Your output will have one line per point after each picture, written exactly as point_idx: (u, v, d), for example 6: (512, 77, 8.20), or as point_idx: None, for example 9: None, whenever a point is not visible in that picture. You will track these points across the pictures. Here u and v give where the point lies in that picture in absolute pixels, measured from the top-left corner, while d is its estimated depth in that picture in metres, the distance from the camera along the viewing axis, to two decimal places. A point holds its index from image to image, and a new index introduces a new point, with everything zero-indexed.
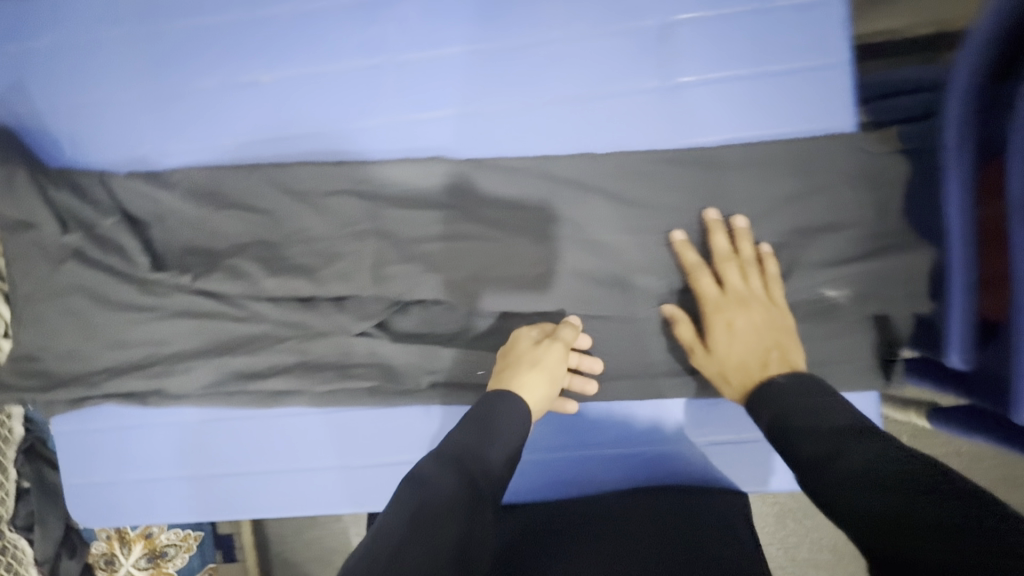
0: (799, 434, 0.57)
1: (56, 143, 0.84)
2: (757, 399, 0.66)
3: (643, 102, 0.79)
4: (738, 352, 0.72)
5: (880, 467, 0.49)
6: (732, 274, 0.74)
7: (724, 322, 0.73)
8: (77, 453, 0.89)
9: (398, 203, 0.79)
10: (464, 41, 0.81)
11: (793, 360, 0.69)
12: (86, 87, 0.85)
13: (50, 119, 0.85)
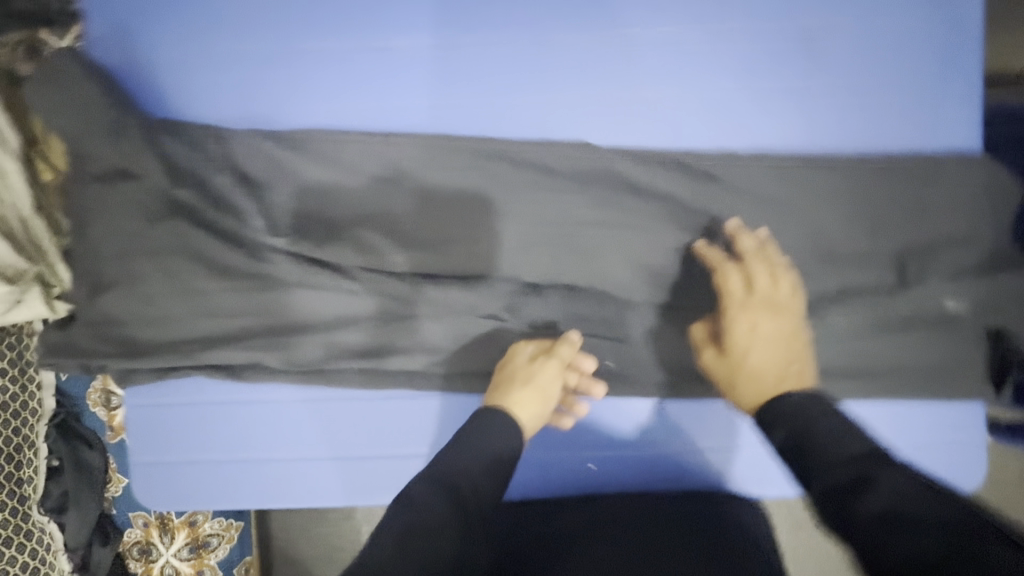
0: (816, 460, 0.60)
1: (161, 90, 0.78)
2: (773, 413, 0.67)
3: (785, 102, 0.78)
4: (759, 354, 0.75)
5: (909, 507, 0.54)
6: (760, 278, 0.77)
7: (745, 322, 0.77)
8: (147, 430, 0.82)
9: (535, 185, 0.77)
10: (611, 25, 0.79)
11: (799, 375, 0.74)
12: (195, 31, 0.78)
13: (152, 65, 0.77)
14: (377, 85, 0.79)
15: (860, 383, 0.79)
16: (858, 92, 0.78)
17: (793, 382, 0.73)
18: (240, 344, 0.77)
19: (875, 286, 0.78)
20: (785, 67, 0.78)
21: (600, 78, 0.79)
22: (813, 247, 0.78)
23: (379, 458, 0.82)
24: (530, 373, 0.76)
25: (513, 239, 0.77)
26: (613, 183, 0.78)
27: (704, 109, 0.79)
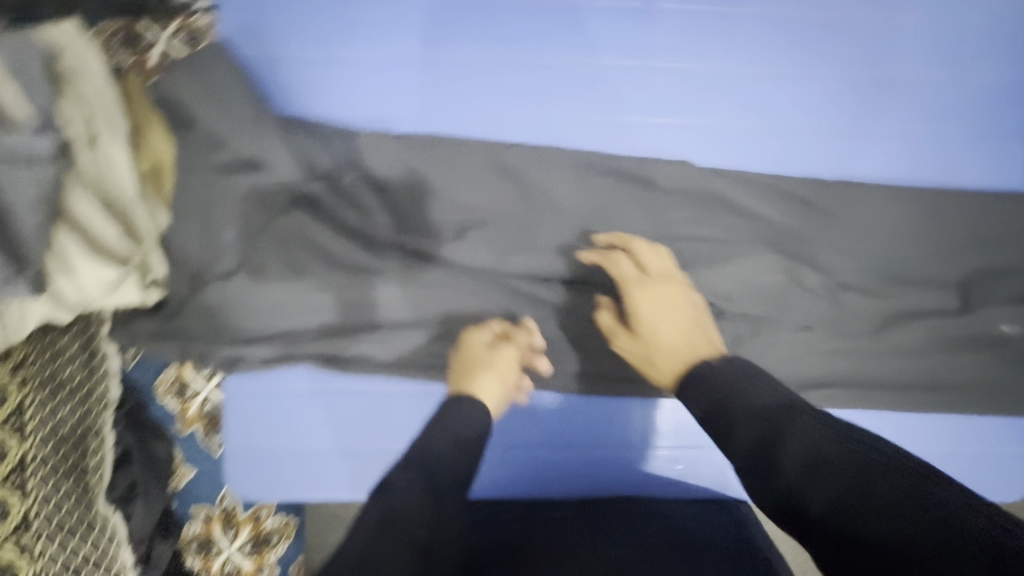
0: (738, 418, 0.70)
1: (288, 90, 0.82)
2: (688, 385, 0.78)
3: (864, 137, 0.86)
4: (670, 337, 0.81)
5: (822, 452, 0.63)
6: (651, 262, 0.83)
7: (648, 304, 0.82)
8: (251, 419, 0.83)
9: (637, 198, 0.83)
10: (712, 57, 0.86)
11: (711, 342, 0.80)
12: (325, 38, 0.83)
13: (284, 64, 0.82)
14: (496, 97, 0.84)
15: (924, 398, 0.85)
16: (933, 133, 0.86)
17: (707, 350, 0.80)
18: (351, 335, 0.81)
19: (939, 309, 0.85)
20: (865, 105, 0.86)
21: (700, 104, 0.86)
22: (888, 270, 0.85)
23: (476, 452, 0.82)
24: (477, 358, 0.81)
25: (615, 244, 0.83)
26: (712, 201, 0.83)
27: (796, 139, 0.86)
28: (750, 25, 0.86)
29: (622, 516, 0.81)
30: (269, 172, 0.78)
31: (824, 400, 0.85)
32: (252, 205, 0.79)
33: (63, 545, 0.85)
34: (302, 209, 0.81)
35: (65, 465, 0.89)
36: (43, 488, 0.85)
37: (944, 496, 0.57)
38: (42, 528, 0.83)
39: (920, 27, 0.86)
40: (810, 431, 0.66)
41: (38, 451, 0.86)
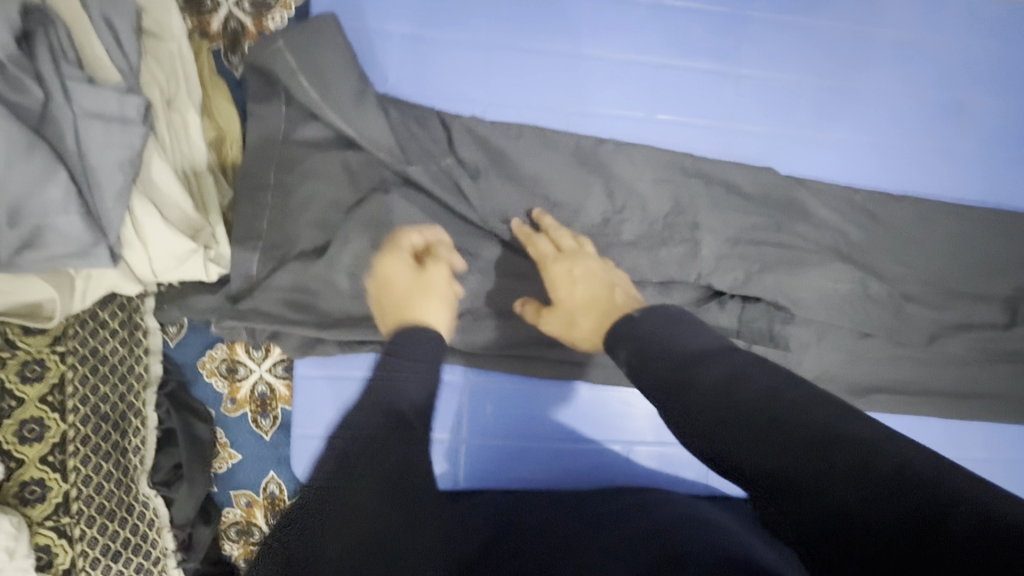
0: (650, 359, 0.64)
1: (383, 72, 0.81)
2: (617, 334, 0.72)
3: (931, 157, 0.90)
4: (584, 302, 0.78)
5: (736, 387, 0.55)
6: (567, 241, 0.81)
7: (565, 276, 0.80)
8: (318, 399, 0.81)
9: (723, 201, 0.84)
10: (804, 70, 0.87)
11: (627, 293, 0.78)
12: (423, 19, 0.82)
13: (376, 44, 0.81)
14: (584, 92, 0.85)
15: (966, 406, 0.90)
16: (990, 157, 0.90)
17: (624, 297, 0.77)
18: (429, 322, 0.80)
19: (986, 322, 0.89)
20: (935, 126, 0.89)
21: (784, 113, 0.87)
22: (942, 284, 0.89)
23: (526, 441, 0.86)
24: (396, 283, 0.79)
25: (701, 248, 0.83)
26: (789, 208, 0.85)
27: (868, 153, 0.89)
28: (841, 36, 0.87)
29: (626, 499, 0.81)
30: (362, 158, 0.78)
31: (877, 404, 0.88)
32: (339, 185, 0.78)
33: (104, 529, 0.79)
34: (391, 194, 0.79)
35: (105, 446, 0.81)
36: (83, 471, 0.77)
37: (832, 422, 0.49)
38: (82, 512, 0.76)
39: (989, 54, 0.90)
40: (720, 366, 0.59)
41: (82, 431, 0.77)
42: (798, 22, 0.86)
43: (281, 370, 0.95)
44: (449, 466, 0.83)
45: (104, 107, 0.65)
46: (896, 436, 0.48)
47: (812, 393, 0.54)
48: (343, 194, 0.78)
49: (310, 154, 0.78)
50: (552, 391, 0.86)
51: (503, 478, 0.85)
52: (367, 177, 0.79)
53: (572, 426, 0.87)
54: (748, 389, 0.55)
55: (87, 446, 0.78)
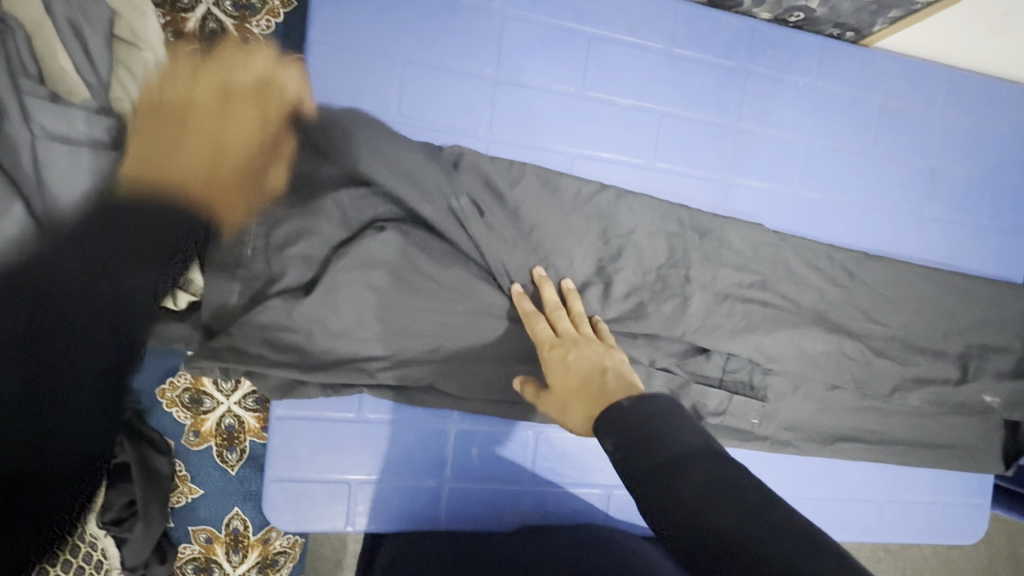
0: (636, 470, 0.56)
1: (384, 103, 0.78)
2: (607, 427, 0.62)
3: (904, 219, 0.94)
4: (577, 383, 0.71)
5: (716, 518, 0.50)
6: (565, 323, 0.76)
7: (559, 363, 0.73)
8: (293, 442, 0.79)
9: (715, 255, 0.85)
10: (797, 130, 0.89)
11: (625, 377, 0.69)
12: (429, 50, 0.79)
13: (378, 74, 0.77)
14: (588, 136, 0.83)
15: (915, 453, 0.96)
16: (954, 223, 0.96)
17: (619, 379, 0.69)
18: (417, 366, 0.79)
19: (943, 377, 0.94)
20: (911, 191, 0.94)
21: (776, 170, 0.89)
22: (909, 340, 0.93)
23: (511, 483, 0.86)
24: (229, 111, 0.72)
25: (691, 303, 0.83)
26: (775, 264, 0.87)
27: (849, 213, 0.92)
28: (833, 99, 0.90)
29: (589, 530, 0.82)
30: (355, 189, 0.74)
31: (841, 452, 0.93)
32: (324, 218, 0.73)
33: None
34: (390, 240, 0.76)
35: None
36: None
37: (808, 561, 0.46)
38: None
39: (962, 126, 0.95)
40: (698, 478, 0.53)
41: None
42: (797, 82, 0.89)
43: (251, 402, 0.94)
44: (428, 504, 0.83)
45: (63, 124, 0.61)
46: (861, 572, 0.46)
47: (777, 509, 0.50)
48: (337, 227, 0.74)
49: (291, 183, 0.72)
50: (538, 435, 0.87)
51: (480, 520, 0.85)
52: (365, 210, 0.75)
53: (557, 471, 0.87)
54: (727, 510, 0.50)
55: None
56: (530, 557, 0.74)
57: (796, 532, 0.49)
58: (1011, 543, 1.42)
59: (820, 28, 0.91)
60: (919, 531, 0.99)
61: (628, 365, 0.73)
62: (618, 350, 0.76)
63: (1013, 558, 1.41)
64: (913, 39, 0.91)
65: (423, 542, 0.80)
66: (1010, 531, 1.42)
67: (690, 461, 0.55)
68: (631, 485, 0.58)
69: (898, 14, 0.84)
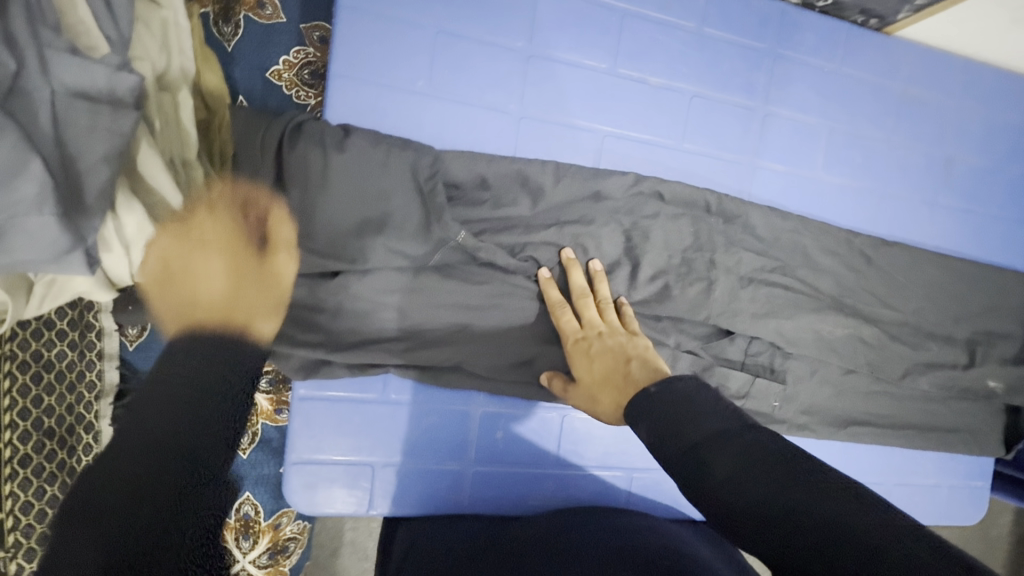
0: (667, 451, 0.56)
1: (414, 73, 0.75)
2: (633, 410, 0.63)
3: (918, 208, 0.96)
4: (601, 373, 0.71)
5: (752, 486, 0.50)
6: (591, 311, 0.76)
7: (583, 354, 0.73)
8: (315, 423, 0.76)
9: (739, 238, 0.85)
10: (821, 115, 0.90)
11: (651, 365, 0.69)
12: (461, 21, 0.77)
13: (407, 43, 0.75)
14: (617, 114, 0.82)
15: (922, 438, 0.97)
16: (964, 212, 0.98)
17: (644, 369, 0.69)
18: (441, 347, 0.76)
19: (952, 362, 0.96)
20: (925, 181, 0.95)
21: (800, 155, 0.89)
22: (921, 326, 0.94)
23: (534, 467, 0.85)
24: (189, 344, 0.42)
25: (716, 287, 0.83)
26: (795, 252, 0.87)
27: (867, 200, 0.93)
28: (856, 86, 0.91)
29: (606, 511, 0.82)
30: (377, 159, 0.70)
31: (856, 436, 0.93)
32: (341, 189, 0.68)
33: (27, 507, 0.76)
34: (414, 215, 0.71)
35: (58, 425, 0.79)
36: (21, 445, 0.76)
37: (849, 516, 0.46)
38: (14, 475, 0.75)
39: (975, 117, 0.97)
40: (732, 448, 0.53)
41: (37, 436, 0.77)
42: (822, 67, 0.89)
43: (265, 383, 0.92)
44: (449, 487, 0.82)
45: (87, 80, 0.56)
46: (902, 523, 0.46)
47: (811, 470, 0.50)
48: (354, 201, 0.69)
49: (304, 152, 0.68)
50: (561, 418, 0.86)
51: (502, 503, 0.84)
52: (387, 183, 0.70)
53: (580, 454, 0.87)
54: (762, 477, 0.50)
55: (30, 431, 0.77)
56: (554, 542, 0.72)
57: (835, 490, 0.48)
58: (987, 527, 1.47)
59: (844, 15, 0.92)
60: (923, 514, 1.00)
61: (654, 353, 0.72)
62: (642, 335, 0.76)
63: (989, 541, 1.47)
64: (933, 29, 0.92)
65: (447, 525, 0.79)
66: (987, 515, 1.47)
67: (719, 434, 0.55)
68: (663, 466, 0.57)
69: (924, 2, 0.86)
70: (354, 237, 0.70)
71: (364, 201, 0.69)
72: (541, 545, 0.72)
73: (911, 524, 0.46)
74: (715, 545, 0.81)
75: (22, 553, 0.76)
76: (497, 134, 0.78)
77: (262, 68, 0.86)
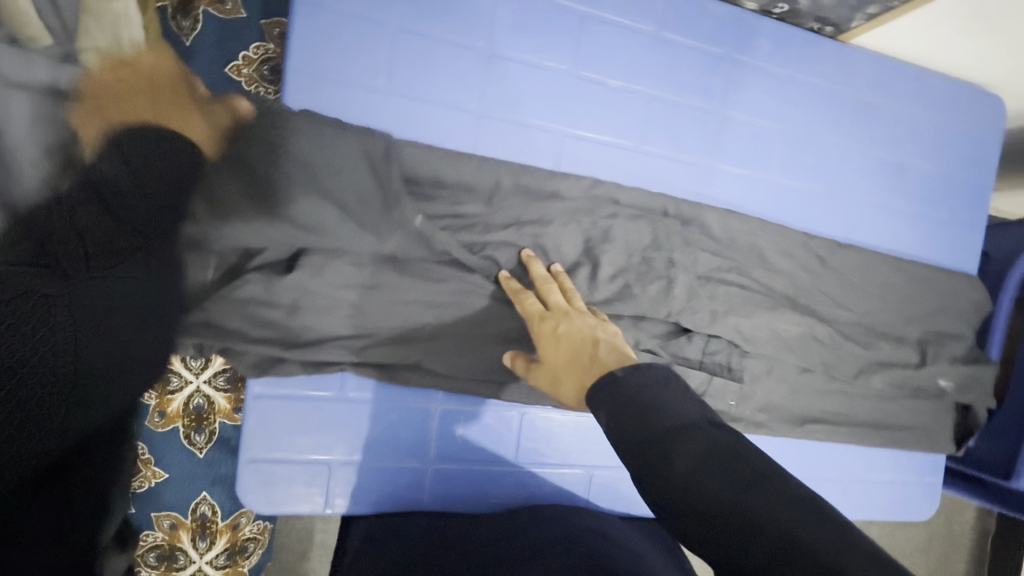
0: (628, 441, 0.56)
1: (374, 69, 0.75)
2: (596, 397, 0.62)
3: (871, 212, 0.98)
4: (568, 352, 0.69)
5: (709, 485, 0.50)
6: (557, 296, 0.75)
7: (551, 335, 0.72)
8: (272, 421, 0.76)
9: (697, 237, 0.86)
10: (776, 119, 0.92)
11: (618, 347, 0.68)
12: (423, 18, 0.77)
13: (367, 39, 0.75)
14: (577, 114, 0.84)
15: (876, 435, 1.00)
16: (915, 216, 1.01)
17: (611, 349, 0.68)
18: (398, 344, 0.77)
19: (905, 362, 0.98)
20: (876, 185, 0.99)
21: (756, 158, 0.92)
22: (874, 326, 0.96)
23: (494, 465, 0.85)
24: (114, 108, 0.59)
25: (675, 286, 0.84)
26: (752, 253, 0.89)
27: (822, 202, 0.96)
28: (810, 91, 0.94)
29: (566, 510, 0.82)
30: (313, 131, 0.68)
31: (811, 434, 0.95)
32: (273, 157, 0.66)
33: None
34: (362, 190, 0.70)
35: None
36: None
37: (803, 524, 0.46)
38: None
39: (925, 124, 1.01)
40: (692, 446, 0.53)
41: None
42: (777, 73, 0.92)
43: (222, 380, 0.93)
44: (410, 485, 0.82)
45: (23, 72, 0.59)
46: (853, 533, 0.46)
47: (770, 473, 0.50)
48: (290, 168, 0.67)
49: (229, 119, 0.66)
50: (521, 416, 0.86)
51: (462, 501, 0.84)
52: (331, 155, 0.68)
53: (540, 452, 0.87)
54: (719, 478, 0.50)
55: None
56: (511, 544, 0.72)
57: (791, 495, 0.48)
58: (947, 524, 1.52)
59: (800, 22, 0.96)
60: (877, 509, 1.03)
61: (621, 339, 0.72)
62: (609, 323, 0.75)
63: (948, 539, 1.51)
64: (885, 37, 0.96)
65: (405, 522, 0.79)
66: (947, 512, 1.51)
67: (682, 430, 0.54)
68: (621, 457, 0.57)
69: (875, 10, 0.89)
70: (300, 209, 0.68)
71: (298, 171, 0.67)
72: (499, 547, 0.72)
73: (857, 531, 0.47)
74: (667, 553, 0.82)
75: None
76: (458, 131, 0.79)
77: (222, 64, 0.85)
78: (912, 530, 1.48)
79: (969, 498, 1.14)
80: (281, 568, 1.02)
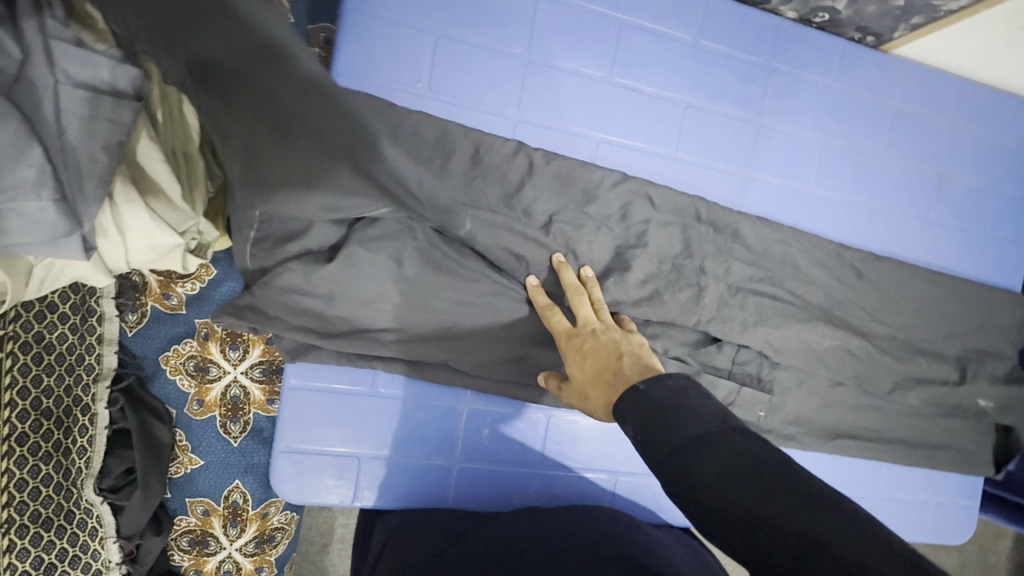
0: (655, 453, 0.56)
1: (416, 74, 0.77)
2: (620, 407, 0.62)
3: (909, 225, 0.96)
4: (593, 368, 0.70)
5: (737, 491, 0.50)
6: (584, 308, 0.75)
7: (576, 351, 0.72)
8: (305, 413, 0.78)
9: (731, 245, 0.85)
10: (813, 129, 0.92)
11: (646, 359, 0.68)
12: (463, 24, 0.79)
13: (411, 45, 0.77)
14: (612, 121, 0.84)
15: (911, 454, 0.97)
16: (957, 231, 0.99)
17: (634, 362, 0.68)
18: (428, 343, 0.78)
19: (944, 379, 0.95)
20: (916, 199, 0.97)
21: (792, 166, 0.91)
22: (911, 341, 0.94)
23: (519, 466, 0.86)
24: None
25: (705, 294, 0.83)
26: (785, 264, 0.88)
27: (859, 215, 0.94)
28: (849, 102, 0.93)
29: (594, 512, 0.81)
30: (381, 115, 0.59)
31: (842, 450, 0.93)
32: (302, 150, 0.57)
33: (36, 539, 0.78)
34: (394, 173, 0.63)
35: (54, 407, 0.81)
36: (18, 423, 0.77)
37: (830, 526, 0.45)
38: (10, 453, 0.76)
39: (969, 136, 0.99)
40: (714, 453, 0.53)
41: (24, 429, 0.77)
42: (817, 83, 0.92)
43: (258, 372, 0.96)
44: (436, 483, 0.83)
45: (90, 74, 0.60)
46: (881, 532, 0.45)
47: (797, 476, 0.50)
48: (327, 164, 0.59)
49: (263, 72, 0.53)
50: (546, 417, 0.87)
51: (487, 500, 0.84)
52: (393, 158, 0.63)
53: (565, 455, 0.87)
54: (743, 483, 0.50)
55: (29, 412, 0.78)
56: (540, 545, 0.72)
57: (816, 497, 0.48)
58: (981, 552, 1.46)
59: (841, 32, 0.95)
60: (911, 530, 1.00)
61: (652, 354, 0.71)
62: (637, 334, 0.74)
63: (981, 566, 1.45)
64: (930, 47, 0.94)
65: (431, 515, 0.80)
66: (981, 539, 1.46)
67: (705, 438, 0.54)
68: (650, 468, 0.57)
69: (919, 21, 0.88)
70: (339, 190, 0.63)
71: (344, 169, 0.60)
72: (528, 547, 0.71)
73: (887, 530, 0.46)
74: (697, 559, 0.80)
75: (43, 547, 0.78)
76: (495, 135, 0.80)
77: None
78: (940, 552, 1.43)
79: (1008, 524, 1.10)
80: (303, 559, 1.05)
